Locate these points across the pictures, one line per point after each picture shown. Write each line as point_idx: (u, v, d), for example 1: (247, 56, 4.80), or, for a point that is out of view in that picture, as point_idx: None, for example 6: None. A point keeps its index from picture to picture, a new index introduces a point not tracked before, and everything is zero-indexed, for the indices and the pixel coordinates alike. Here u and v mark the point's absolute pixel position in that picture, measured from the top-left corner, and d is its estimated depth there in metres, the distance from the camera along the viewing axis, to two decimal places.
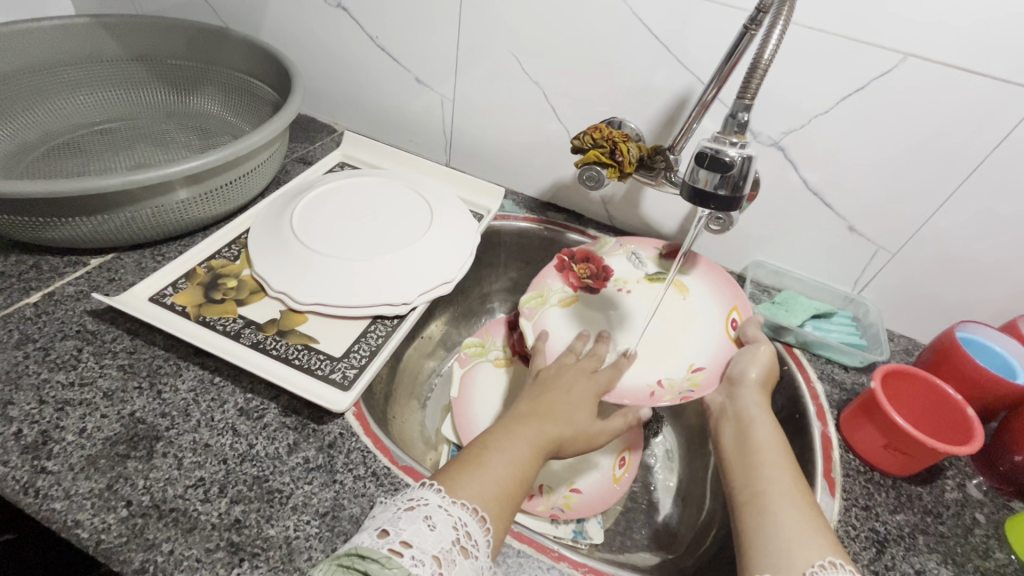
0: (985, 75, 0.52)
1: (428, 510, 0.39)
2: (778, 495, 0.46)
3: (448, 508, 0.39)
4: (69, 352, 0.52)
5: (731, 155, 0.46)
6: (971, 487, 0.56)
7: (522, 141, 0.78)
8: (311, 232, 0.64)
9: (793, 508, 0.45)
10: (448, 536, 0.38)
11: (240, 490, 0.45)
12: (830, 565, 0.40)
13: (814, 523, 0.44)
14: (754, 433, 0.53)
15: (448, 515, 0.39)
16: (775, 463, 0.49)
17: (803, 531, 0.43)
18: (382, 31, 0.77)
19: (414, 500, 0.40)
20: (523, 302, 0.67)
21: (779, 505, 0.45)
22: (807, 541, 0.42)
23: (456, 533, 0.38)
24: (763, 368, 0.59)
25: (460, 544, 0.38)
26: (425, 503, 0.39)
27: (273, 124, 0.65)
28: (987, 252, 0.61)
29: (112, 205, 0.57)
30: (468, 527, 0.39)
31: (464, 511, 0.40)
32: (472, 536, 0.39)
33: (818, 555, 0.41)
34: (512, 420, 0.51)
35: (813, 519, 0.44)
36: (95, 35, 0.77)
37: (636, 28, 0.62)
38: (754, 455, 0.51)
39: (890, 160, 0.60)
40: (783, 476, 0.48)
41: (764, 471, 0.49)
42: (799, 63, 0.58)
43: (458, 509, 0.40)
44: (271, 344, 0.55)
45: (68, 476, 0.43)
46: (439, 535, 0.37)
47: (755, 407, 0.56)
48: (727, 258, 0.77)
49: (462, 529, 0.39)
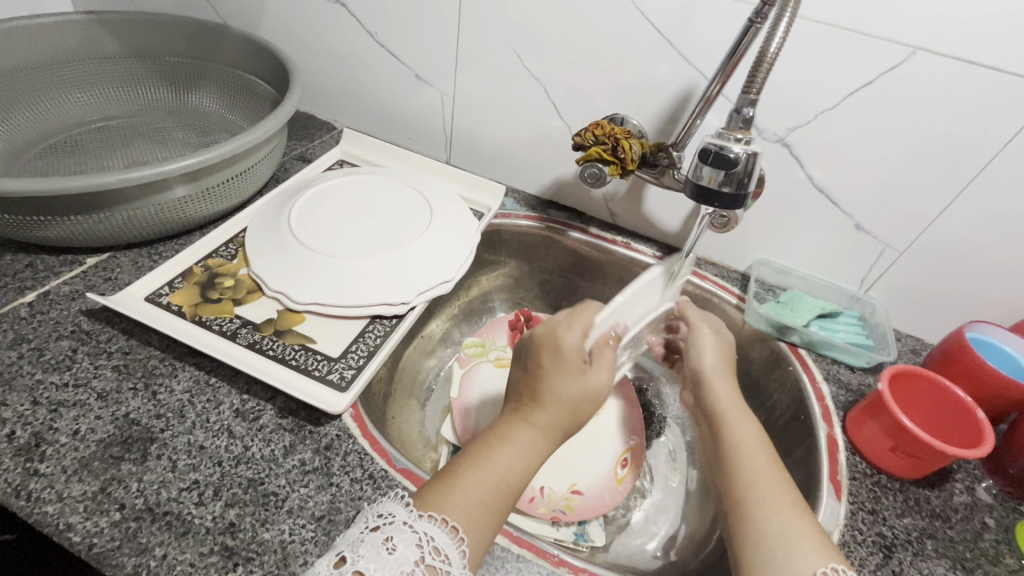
0: (996, 69, 0.51)
1: (390, 531, 0.38)
2: (759, 498, 0.45)
3: (413, 524, 0.39)
4: (64, 352, 0.52)
5: (735, 151, 0.45)
6: (980, 491, 0.55)
7: (523, 138, 0.77)
8: (309, 231, 0.63)
9: (776, 511, 0.43)
10: (410, 557, 0.37)
11: (235, 493, 0.44)
12: (833, 572, 0.39)
13: (802, 524, 0.43)
14: (730, 431, 0.51)
15: (411, 533, 0.38)
16: (756, 461, 0.48)
17: (786, 531, 0.42)
18: (381, 27, 0.76)
19: (382, 518, 0.40)
20: (465, 346, 0.73)
21: (758, 509, 0.44)
22: (784, 544, 0.41)
23: (421, 550, 0.38)
24: (718, 355, 0.59)
25: (425, 563, 0.37)
26: (391, 522, 0.39)
27: (271, 121, 0.64)
28: (998, 251, 0.60)
29: (108, 204, 0.57)
30: (436, 542, 0.38)
31: (432, 524, 0.39)
32: (441, 551, 0.38)
33: (814, 564, 0.40)
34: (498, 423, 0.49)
35: (797, 519, 0.43)
36: (93, 32, 0.77)
37: (639, 22, 0.61)
38: (733, 455, 0.49)
39: (898, 157, 0.58)
40: (764, 476, 0.46)
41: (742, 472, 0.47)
42: (805, 57, 0.56)
43: (424, 524, 0.39)
44: (267, 344, 0.54)
45: (60, 478, 0.43)
46: (400, 559, 0.37)
47: (726, 401, 0.55)
48: (731, 257, 0.76)
49: (427, 545, 0.38)
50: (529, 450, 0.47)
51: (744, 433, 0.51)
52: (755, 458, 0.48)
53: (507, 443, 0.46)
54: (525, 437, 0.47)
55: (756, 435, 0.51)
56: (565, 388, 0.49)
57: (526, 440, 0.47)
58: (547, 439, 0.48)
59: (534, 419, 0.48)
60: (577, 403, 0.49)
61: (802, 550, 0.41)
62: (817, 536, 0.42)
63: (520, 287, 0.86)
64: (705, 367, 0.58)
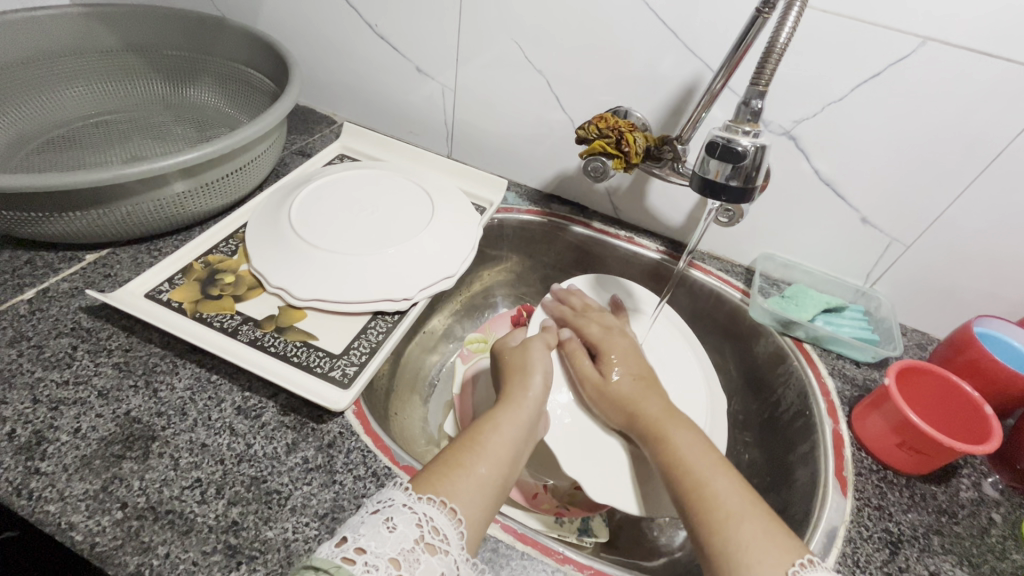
0: (1007, 60, 0.50)
1: (390, 512, 0.38)
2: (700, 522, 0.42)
3: (412, 506, 0.39)
4: (64, 349, 0.51)
5: (743, 144, 0.45)
6: (987, 486, 0.55)
7: (525, 132, 0.76)
8: (310, 226, 0.62)
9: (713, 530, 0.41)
10: (410, 535, 0.37)
11: (237, 491, 0.44)
12: (809, 561, 0.38)
13: (744, 536, 0.39)
14: (669, 449, 0.48)
15: (411, 513, 0.38)
16: (694, 476, 0.44)
17: (731, 551, 0.39)
18: (381, 19, 0.75)
19: (380, 502, 0.39)
20: (467, 342, 0.74)
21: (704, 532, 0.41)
22: (736, 564, 0.38)
23: (421, 529, 0.38)
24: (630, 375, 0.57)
25: (424, 542, 0.37)
26: (389, 505, 0.39)
27: (270, 115, 0.63)
28: (1005, 245, 0.59)
29: (107, 200, 0.56)
30: (434, 522, 0.38)
31: (431, 506, 0.39)
32: (440, 531, 0.38)
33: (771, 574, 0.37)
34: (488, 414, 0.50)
35: (741, 532, 0.40)
36: (90, 26, 0.76)
37: (643, 13, 0.60)
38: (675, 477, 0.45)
39: (906, 150, 0.58)
40: (704, 493, 0.43)
41: (685, 493, 0.44)
42: (813, 48, 0.55)
43: (424, 505, 0.39)
44: (269, 341, 0.54)
45: (62, 477, 0.42)
46: (400, 536, 0.37)
47: (661, 418, 0.51)
48: (736, 251, 0.75)
49: (427, 525, 0.38)
50: (520, 410, 0.51)
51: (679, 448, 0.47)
52: (697, 468, 0.45)
53: (496, 411, 0.50)
54: (511, 401, 0.51)
55: (697, 445, 0.47)
56: (529, 357, 0.57)
57: (512, 407, 0.51)
58: (535, 401, 0.52)
59: (510, 393, 0.53)
60: (545, 371, 0.56)
61: (759, 566, 0.38)
62: (769, 546, 0.39)
63: (523, 282, 0.86)
64: (626, 392, 0.55)
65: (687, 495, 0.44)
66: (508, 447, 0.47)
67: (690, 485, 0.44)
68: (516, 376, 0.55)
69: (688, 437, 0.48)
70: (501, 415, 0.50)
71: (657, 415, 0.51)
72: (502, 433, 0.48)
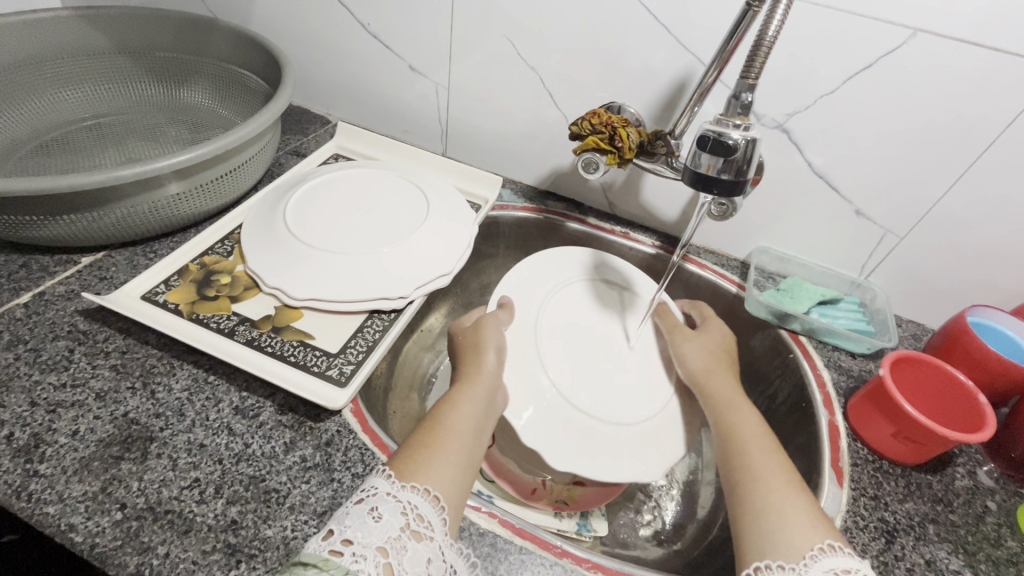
0: (997, 50, 0.50)
1: (374, 501, 0.39)
2: (751, 482, 0.45)
3: (396, 494, 0.40)
4: (61, 353, 0.51)
5: (734, 138, 0.45)
6: (981, 475, 0.55)
7: (519, 129, 0.76)
8: (305, 226, 0.62)
9: (769, 492, 0.44)
10: (396, 524, 0.38)
11: (236, 491, 0.44)
12: (829, 547, 0.40)
13: (796, 504, 0.43)
14: (726, 419, 0.51)
15: (394, 501, 0.39)
16: (749, 446, 0.48)
17: (779, 515, 0.42)
18: (374, 18, 0.75)
19: (363, 491, 0.40)
20: None
21: (753, 493, 0.45)
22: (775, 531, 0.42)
23: (406, 517, 0.38)
24: (711, 347, 0.59)
25: (411, 528, 0.38)
26: (373, 494, 0.40)
27: (263, 115, 0.63)
28: (999, 234, 0.59)
29: (102, 202, 0.56)
30: (419, 510, 0.39)
31: (415, 494, 0.40)
32: (425, 517, 0.39)
33: (811, 540, 0.41)
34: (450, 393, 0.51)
35: (791, 499, 0.43)
36: (82, 28, 0.76)
37: (635, 9, 0.60)
38: (729, 443, 0.50)
39: (897, 141, 0.58)
40: (758, 461, 0.47)
41: (737, 457, 0.48)
42: (805, 40, 0.55)
43: (408, 494, 0.40)
44: (265, 341, 0.54)
45: (61, 479, 0.43)
46: (386, 525, 0.37)
47: (726, 390, 0.54)
48: (730, 245, 0.75)
49: (411, 513, 0.39)
50: (477, 387, 0.51)
51: (737, 419, 0.51)
52: (754, 441, 0.49)
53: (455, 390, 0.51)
54: (469, 378, 0.51)
55: (754, 420, 0.51)
56: (483, 331, 0.56)
57: (470, 385, 0.51)
58: (491, 378, 0.52)
59: (467, 369, 0.53)
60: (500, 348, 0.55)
61: (799, 531, 0.41)
62: (813, 519, 0.42)
63: None
64: (702, 359, 0.57)
65: (736, 462, 0.48)
66: (469, 423, 0.48)
67: (744, 457, 0.48)
68: (472, 355, 0.54)
69: (747, 414, 0.52)
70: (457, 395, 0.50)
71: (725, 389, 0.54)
72: (462, 409, 0.49)
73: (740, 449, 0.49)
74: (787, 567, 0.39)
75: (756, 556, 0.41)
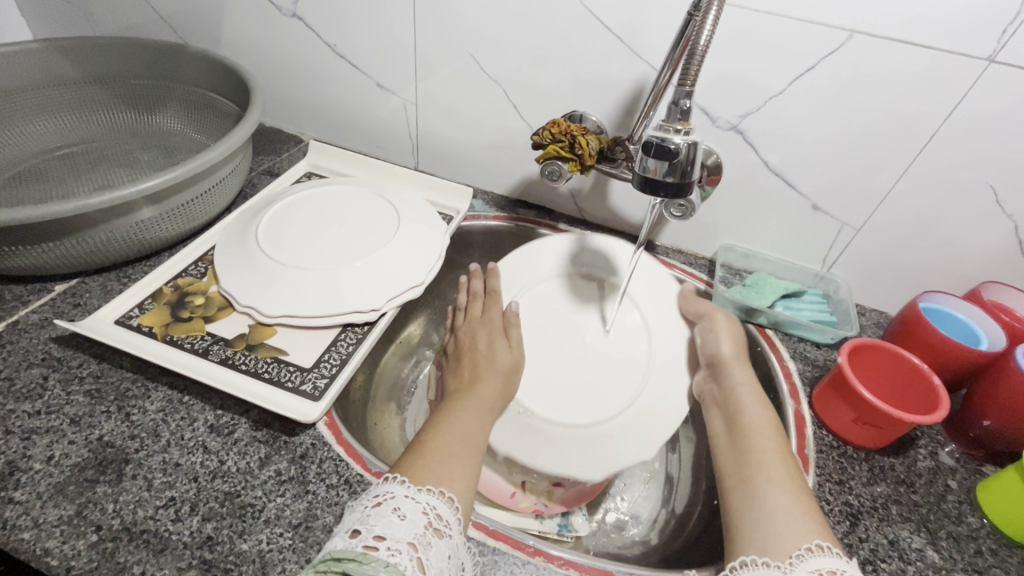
0: (929, 48, 0.52)
1: (395, 502, 0.39)
2: (763, 478, 0.47)
3: (415, 497, 0.40)
4: (35, 380, 0.52)
5: (676, 142, 0.46)
6: (943, 455, 0.57)
7: (487, 140, 0.78)
8: (276, 244, 0.63)
9: (781, 492, 0.45)
10: (420, 522, 0.38)
11: (212, 507, 0.45)
12: (816, 547, 0.40)
13: (801, 505, 0.44)
14: (743, 415, 0.53)
15: (415, 503, 0.39)
16: (763, 446, 0.50)
17: (776, 514, 0.44)
18: (340, 38, 0.77)
19: (380, 496, 0.40)
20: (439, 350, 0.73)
21: (759, 488, 0.46)
22: (764, 530, 0.43)
23: (427, 517, 0.39)
24: (733, 342, 0.59)
25: (432, 527, 0.39)
26: (391, 497, 0.39)
27: (232, 137, 0.64)
28: (948, 222, 0.62)
29: (73, 231, 0.57)
30: (437, 510, 0.40)
31: (434, 496, 0.40)
32: (443, 517, 0.39)
33: (805, 538, 0.41)
34: (456, 401, 0.54)
35: (799, 500, 0.45)
36: (51, 60, 0.77)
37: (588, 21, 0.62)
38: (744, 438, 0.51)
39: (845, 138, 0.60)
40: (771, 462, 0.48)
41: (750, 455, 0.50)
42: (751, 44, 0.58)
43: (426, 496, 0.40)
44: (239, 359, 0.55)
45: (36, 505, 0.43)
46: (411, 523, 0.38)
47: (746, 385, 0.56)
48: (698, 244, 0.77)
49: (432, 513, 0.39)
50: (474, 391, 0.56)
51: (754, 418, 0.53)
52: (757, 441, 0.50)
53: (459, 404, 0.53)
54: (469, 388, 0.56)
55: (767, 421, 0.53)
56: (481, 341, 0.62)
57: (473, 391, 0.55)
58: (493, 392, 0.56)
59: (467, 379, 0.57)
60: (503, 364, 0.59)
61: (785, 527, 0.42)
62: (805, 518, 0.43)
63: None
64: (723, 354, 0.58)
65: (746, 458, 0.50)
66: (478, 424, 0.52)
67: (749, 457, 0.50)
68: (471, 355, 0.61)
69: (766, 414, 0.53)
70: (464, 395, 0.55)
71: (740, 386, 0.56)
72: (471, 409, 0.53)
73: (753, 446, 0.50)
74: (772, 565, 0.40)
75: (749, 551, 0.43)
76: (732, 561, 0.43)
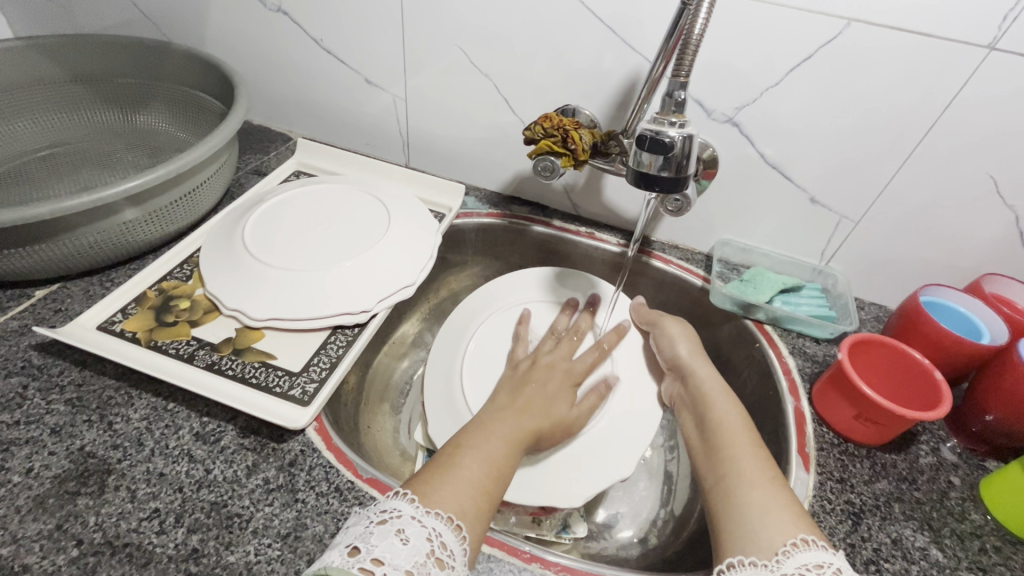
0: (928, 35, 0.51)
1: (400, 523, 0.38)
2: (738, 474, 0.46)
3: (421, 519, 0.38)
4: (15, 389, 0.50)
5: (671, 136, 0.45)
6: (945, 451, 0.56)
7: (480, 136, 0.77)
8: (264, 245, 0.62)
9: (755, 487, 0.44)
10: (422, 549, 0.37)
11: (197, 518, 0.43)
12: (802, 542, 0.39)
13: (780, 499, 0.43)
14: (712, 411, 0.53)
15: (420, 527, 0.38)
16: (737, 441, 0.49)
17: (760, 511, 0.42)
18: (326, 33, 0.75)
19: (387, 512, 0.39)
20: None
21: (738, 485, 0.45)
22: (745, 528, 0.42)
23: (431, 544, 0.37)
24: (688, 342, 0.60)
25: (434, 556, 0.37)
26: (397, 516, 0.38)
27: (216, 135, 0.62)
28: (948, 214, 0.61)
29: (52, 234, 0.55)
30: (443, 538, 0.38)
31: (439, 521, 0.39)
32: (447, 546, 0.38)
33: (788, 533, 0.40)
34: (489, 416, 0.50)
35: (777, 494, 0.44)
36: (30, 58, 0.75)
37: (579, 12, 0.61)
38: (715, 437, 0.51)
39: (842, 130, 0.59)
40: (745, 456, 0.47)
41: (724, 452, 0.49)
42: (746, 33, 0.56)
43: (433, 520, 0.38)
44: (225, 364, 0.54)
45: (14, 519, 0.42)
46: (413, 549, 0.36)
47: (713, 381, 0.56)
48: (694, 239, 0.76)
49: (436, 540, 0.38)
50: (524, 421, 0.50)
51: (721, 412, 0.52)
52: (727, 437, 0.50)
53: (494, 420, 0.49)
54: (520, 411, 0.51)
55: (735, 416, 0.52)
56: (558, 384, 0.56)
57: (517, 418, 0.50)
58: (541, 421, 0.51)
59: (520, 403, 0.52)
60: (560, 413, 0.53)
61: (765, 525, 0.41)
62: (792, 515, 0.42)
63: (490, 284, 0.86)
64: (683, 357, 0.58)
65: (720, 456, 0.49)
66: (514, 450, 0.47)
67: (722, 455, 0.49)
68: (536, 386, 0.55)
69: (729, 407, 0.53)
70: (505, 419, 0.49)
71: (705, 385, 0.55)
72: (503, 433, 0.48)
73: (724, 441, 0.49)
74: (759, 564, 0.39)
75: (735, 552, 0.41)
76: (720, 562, 0.42)
